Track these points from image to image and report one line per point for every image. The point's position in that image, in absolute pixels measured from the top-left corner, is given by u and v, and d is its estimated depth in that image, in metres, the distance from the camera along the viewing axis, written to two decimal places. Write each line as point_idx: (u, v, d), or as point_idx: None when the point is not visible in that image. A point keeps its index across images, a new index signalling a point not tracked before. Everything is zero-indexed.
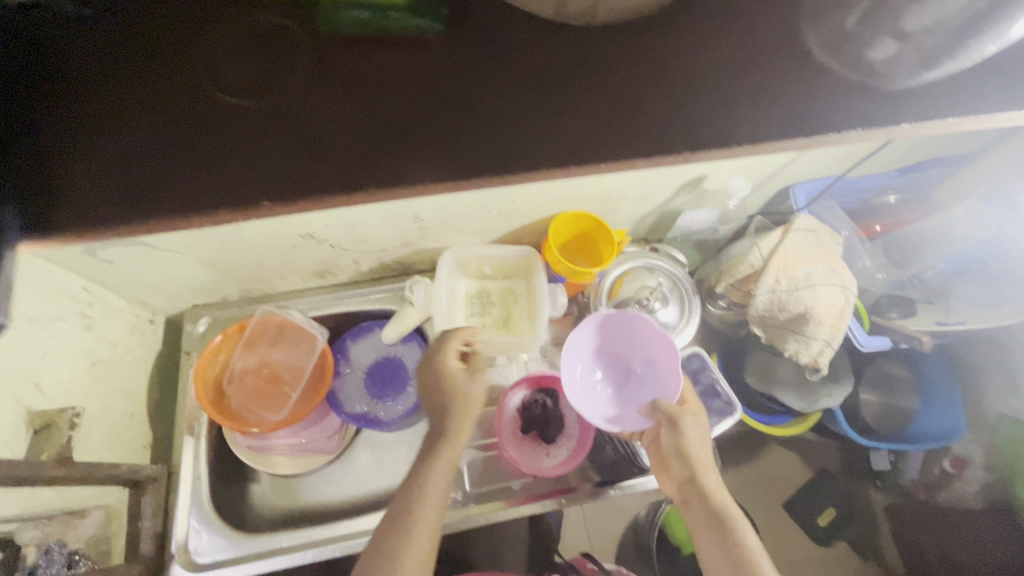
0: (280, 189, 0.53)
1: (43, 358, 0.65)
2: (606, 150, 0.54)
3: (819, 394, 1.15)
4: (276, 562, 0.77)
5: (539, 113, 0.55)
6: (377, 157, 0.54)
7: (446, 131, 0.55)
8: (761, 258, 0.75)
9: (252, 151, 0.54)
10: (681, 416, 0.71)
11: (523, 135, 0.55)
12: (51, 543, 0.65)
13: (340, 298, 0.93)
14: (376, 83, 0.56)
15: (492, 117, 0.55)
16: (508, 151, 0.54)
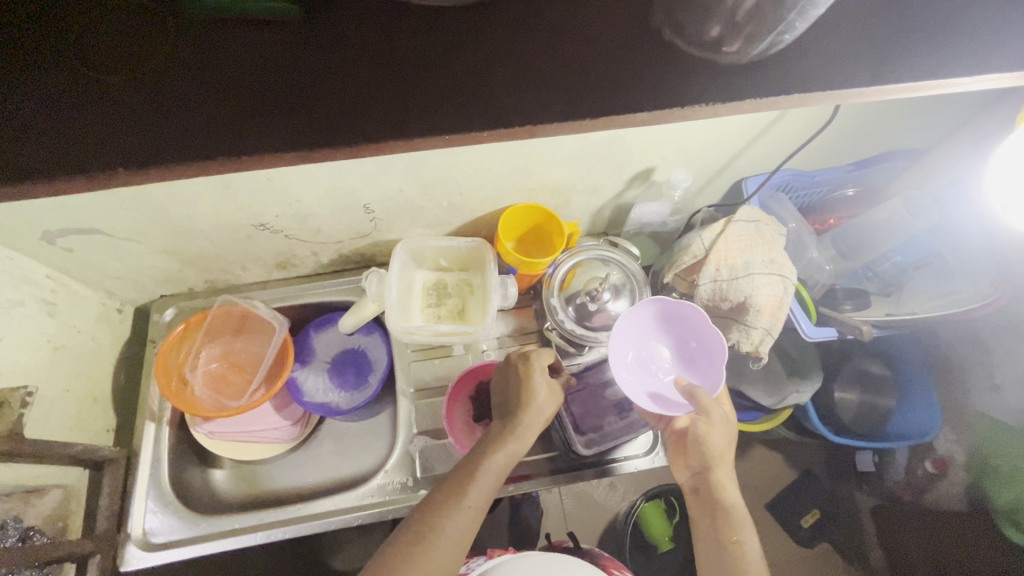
0: (189, 148, 0.38)
1: (1, 339, 0.68)
2: (570, 110, 0.39)
3: (786, 391, 1.14)
4: (230, 542, 0.79)
5: (477, 66, 0.41)
6: (273, 120, 0.39)
7: (366, 86, 0.40)
8: (703, 248, 0.76)
9: (157, 110, 0.40)
10: (714, 409, 0.67)
11: (462, 93, 0.40)
12: (8, 518, 0.68)
13: (302, 290, 0.95)
14: (283, 56, 0.41)
15: (412, 74, 0.40)
16: (441, 112, 0.39)
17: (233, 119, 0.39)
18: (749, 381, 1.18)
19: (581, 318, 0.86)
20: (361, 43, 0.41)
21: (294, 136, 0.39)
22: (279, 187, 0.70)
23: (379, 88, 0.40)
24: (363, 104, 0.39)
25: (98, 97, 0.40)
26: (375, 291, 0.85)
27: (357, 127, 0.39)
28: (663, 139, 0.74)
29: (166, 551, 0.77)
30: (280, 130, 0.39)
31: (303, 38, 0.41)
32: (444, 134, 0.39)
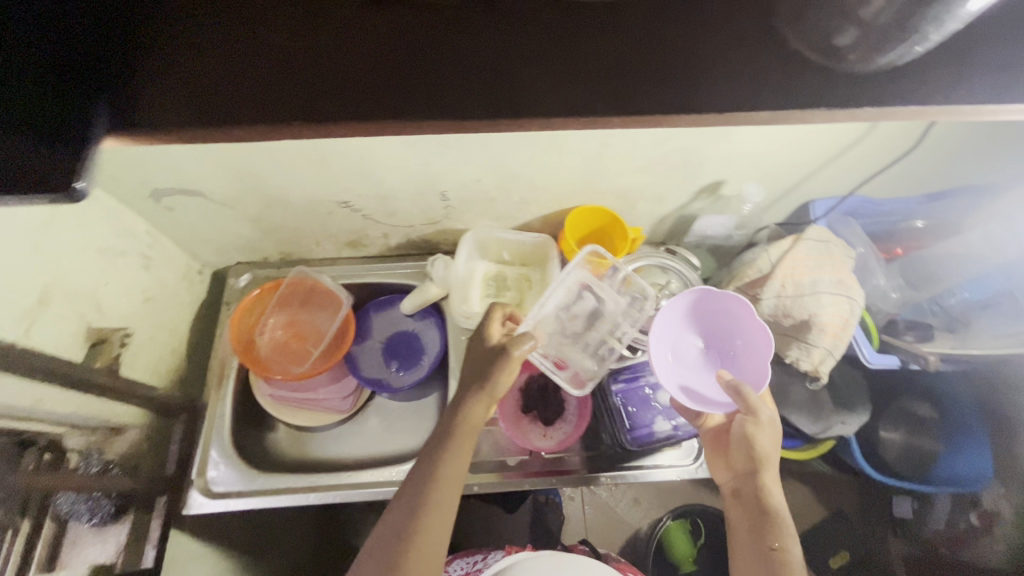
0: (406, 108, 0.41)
1: (107, 284, 0.74)
2: (673, 97, 0.41)
3: (833, 421, 1.13)
4: (283, 499, 0.83)
5: (570, 49, 0.43)
6: (378, 88, 0.41)
7: (464, 60, 0.42)
8: (770, 263, 0.77)
9: (280, 64, 0.41)
10: (761, 409, 0.68)
11: (557, 73, 0.42)
12: (91, 451, 0.72)
13: (366, 270, 1.00)
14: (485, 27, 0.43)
15: (508, 51, 0.42)
16: (540, 90, 0.41)
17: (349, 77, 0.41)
18: (793, 408, 1.14)
19: (637, 322, 0.87)
20: (456, 14, 0.43)
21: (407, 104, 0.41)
22: (368, 166, 0.74)
23: (478, 61, 0.42)
24: (467, 75, 0.42)
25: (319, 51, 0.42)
26: (442, 274, 0.91)
27: (461, 99, 0.41)
28: (740, 153, 0.75)
29: (225, 500, 0.81)
30: (387, 96, 0.41)
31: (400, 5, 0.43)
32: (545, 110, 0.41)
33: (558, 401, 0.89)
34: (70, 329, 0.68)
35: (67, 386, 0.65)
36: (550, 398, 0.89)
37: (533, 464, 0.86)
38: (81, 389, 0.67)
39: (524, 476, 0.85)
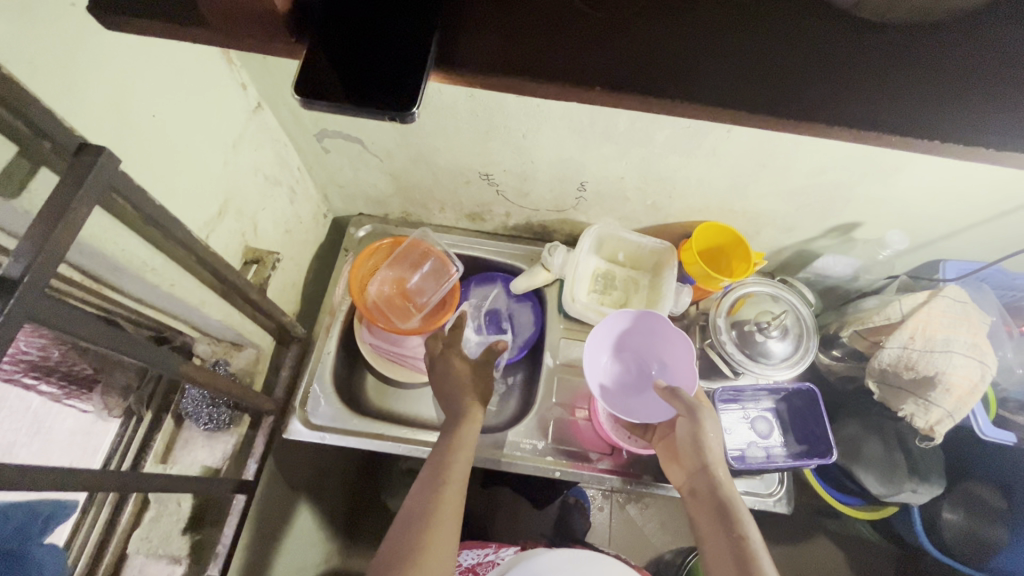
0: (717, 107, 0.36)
1: (264, 210, 0.78)
2: (928, 103, 0.35)
3: (903, 486, 1.03)
4: (375, 444, 0.85)
5: (838, 33, 0.36)
6: (669, 66, 0.35)
7: (739, 43, 0.36)
8: (901, 313, 0.77)
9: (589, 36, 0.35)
10: (699, 406, 0.72)
11: (828, 64, 0.36)
12: (218, 360, 0.80)
13: (478, 243, 1.02)
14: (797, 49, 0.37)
15: (766, 35, 0.37)
16: (791, 68, 0.36)
17: (612, 26, 0.36)
18: (862, 464, 1.06)
19: (743, 345, 0.87)
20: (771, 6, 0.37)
21: (679, 84, 0.35)
22: (526, 144, 0.77)
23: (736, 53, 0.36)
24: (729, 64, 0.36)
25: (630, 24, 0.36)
26: (561, 262, 0.92)
27: (736, 78, 0.35)
28: (895, 195, 0.75)
29: (322, 433, 0.84)
30: (674, 80, 0.35)
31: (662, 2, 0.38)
32: (815, 103, 0.35)
33: None
34: (233, 246, 0.73)
35: (226, 295, 0.69)
36: None
37: (614, 464, 0.86)
38: (234, 301, 0.71)
39: (607, 472, 0.85)
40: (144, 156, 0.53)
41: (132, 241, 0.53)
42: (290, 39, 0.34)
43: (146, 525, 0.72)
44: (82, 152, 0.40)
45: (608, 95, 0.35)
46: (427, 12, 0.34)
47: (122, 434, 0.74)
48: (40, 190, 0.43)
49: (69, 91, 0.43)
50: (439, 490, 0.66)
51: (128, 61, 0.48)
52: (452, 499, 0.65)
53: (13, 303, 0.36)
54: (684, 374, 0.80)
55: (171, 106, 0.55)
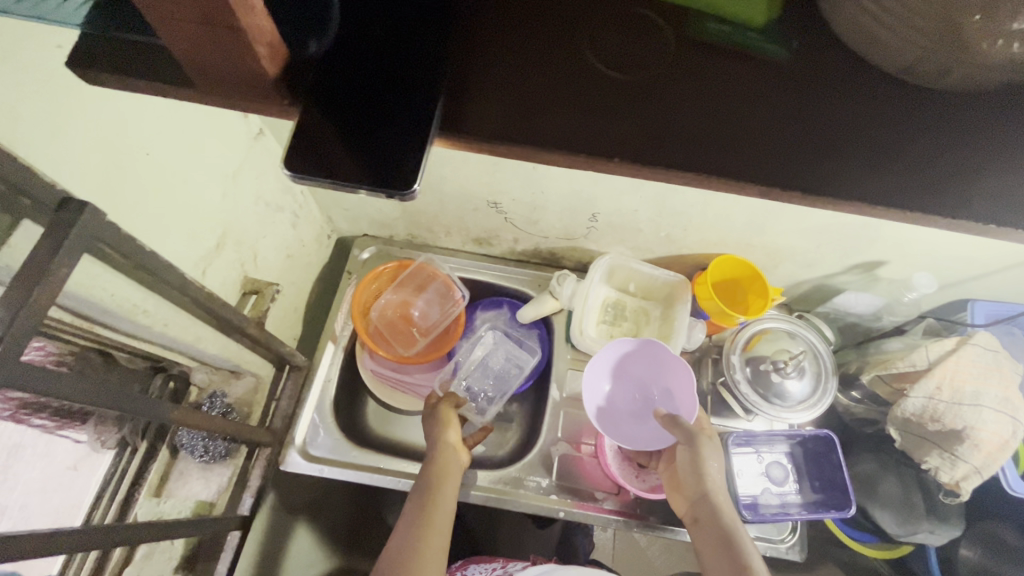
0: (744, 184, 0.32)
1: (264, 237, 0.76)
2: (955, 189, 0.34)
3: (920, 526, 0.89)
4: (375, 478, 0.82)
5: (877, 102, 0.35)
6: (697, 136, 0.33)
7: (772, 113, 0.34)
8: (927, 361, 0.73)
9: (604, 101, 0.33)
10: (696, 433, 0.70)
11: (860, 137, 0.34)
12: (214, 392, 0.78)
13: (485, 268, 0.99)
14: (829, 125, 0.34)
15: (803, 102, 0.34)
16: (823, 142, 0.33)
17: (637, 93, 0.33)
18: (878, 503, 0.92)
19: (757, 385, 0.83)
20: (803, 75, 0.35)
21: (700, 153, 0.32)
22: (536, 176, 0.73)
23: (761, 127, 0.33)
24: (754, 136, 0.33)
25: (652, 88, 0.33)
26: (571, 291, 0.89)
27: (768, 150, 0.33)
28: (921, 239, 0.71)
29: (321, 465, 0.82)
30: (701, 149, 0.32)
31: (693, 53, 0.35)
32: (848, 180, 0.33)
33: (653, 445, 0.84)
34: (232, 277, 0.70)
35: (223, 330, 0.67)
36: None
37: (619, 503, 0.83)
38: (232, 334, 0.69)
39: (611, 513, 0.82)
40: (138, 196, 0.51)
41: (121, 284, 0.51)
42: (284, 102, 0.31)
43: (138, 562, 0.68)
44: (65, 206, 0.38)
45: (630, 168, 0.32)
46: (435, 75, 0.32)
47: (117, 465, 0.71)
48: (22, 243, 0.40)
49: (50, 138, 0.41)
50: (431, 506, 0.64)
51: (118, 100, 0.46)
52: (447, 500, 0.65)
53: None
54: (685, 401, 0.76)
55: (166, 140, 0.52)
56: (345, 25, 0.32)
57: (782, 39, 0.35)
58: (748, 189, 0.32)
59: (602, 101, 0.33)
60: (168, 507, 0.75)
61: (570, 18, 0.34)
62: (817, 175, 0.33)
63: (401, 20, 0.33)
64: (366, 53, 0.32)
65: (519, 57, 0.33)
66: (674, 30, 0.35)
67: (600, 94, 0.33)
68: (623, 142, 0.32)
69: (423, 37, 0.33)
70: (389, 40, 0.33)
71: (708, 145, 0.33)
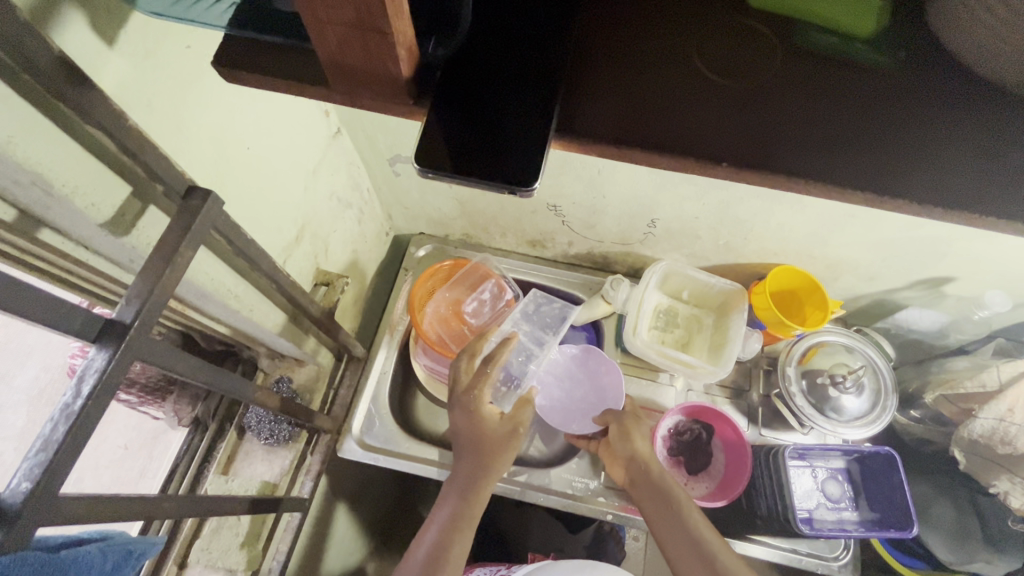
0: (850, 189, 0.33)
1: (335, 232, 0.79)
2: None
3: (976, 556, 0.82)
4: (425, 470, 0.82)
5: (987, 116, 0.35)
6: (804, 142, 0.34)
7: (879, 121, 0.34)
8: (997, 382, 0.71)
9: (711, 106, 0.34)
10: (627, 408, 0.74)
11: (971, 150, 0.34)
12: (281, 377, 0.81)
13: (537, 270, 1.00)
14: (937, 134, 0.34)
15: (911, 111, 0.35)
16: (931, 152, 0.34)
17: (743, 98, 0.34)
18: (930, 527, 0.86)
19: (813, 398, 0.82)
20: (911, 85, 0.35)
21: (808, 158, 0.33)
22: (600, 180, 0.74)
23: (868, 134, 0.34)
24: (861, 142, 0.34)
25: (758, 94, 0.35)
26: (625, 297, 0.89)
27: (874, 158, 0.33)
28: (998, 256, 0.69)
29: (376, 454, 0.83)
30: (808, 155, 0.33)
31: (800, 62, 0.35)
32: (954, 190, 0.33)
33: (706, 453, 0.84)
34: (306, 268, 0.74)
35: (298, 318, 0.70)
36: (700, 448, 0.84)
37: None
38: (305, 321, 0.72)
39: None
40: (239, 186, 0.54)
41: (221, 269, 0.54)
42: (411, 100, 0.34)
43: (206, 536, 0.74)
44: (192, 195, 0.41)
45: (733, 173, 0.33)
46: (548, 83, 0.33)
47: (189, 443, 0.78)
48: (148, 227, 0.44)
49: (177, 131, 0.44)
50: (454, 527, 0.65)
51: (232, 97, 0.49)
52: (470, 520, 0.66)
53: (122, 347, 0.36)
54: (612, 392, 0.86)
55: (263, 137, 0.56)
56: (470, 31, 0.35)
57: (885, 52, 0.36)
58: (855, 196, 0.33)
59: (708, 107, 0.34)
60: (237, 486, 0.77)
61: (676, 30, 0.36)
62: (926, 183, 0.33)
63: (513, 32, 0.35)
64: (487, 57, 0.34)
65: (629, 65, 0.35)
66: (777, 42, 0.36)
67: (708, 99, 0.34)
68: (731, 146, 0.33)
69: (541, 44, 0.35)
70: (508, 46, 0.35)
71: (815, 150, 0.33)
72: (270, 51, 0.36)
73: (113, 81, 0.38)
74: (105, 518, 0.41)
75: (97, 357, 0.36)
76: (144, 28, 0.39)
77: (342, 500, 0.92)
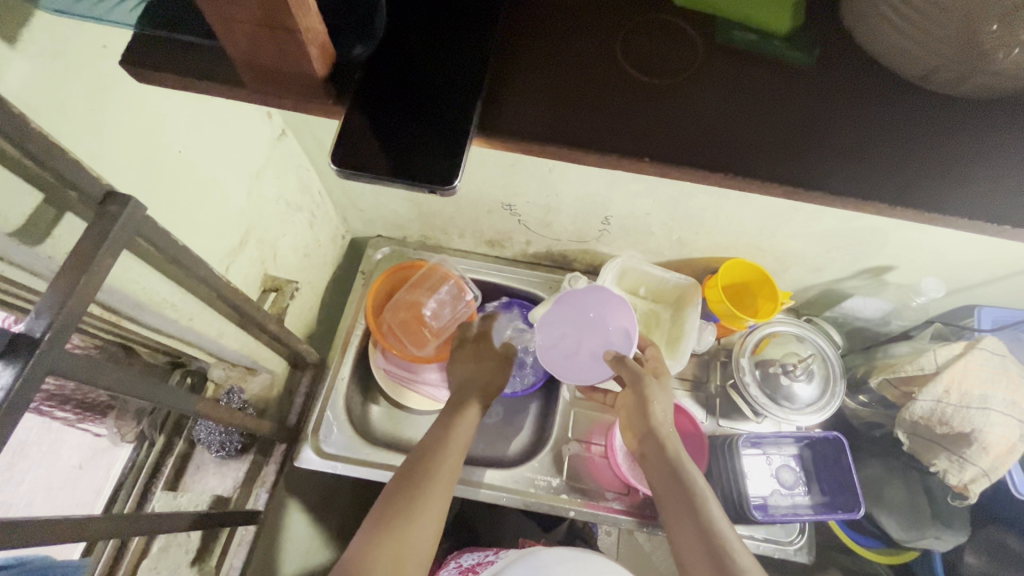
0: (767, 184, 0.34)
1: (284, 236, 0.77)
2: (974, 190, 0.34)
3: (925, 532, 0.85)
4: (386, 475, 0.81)
5: (898, 109, 0.36)
6: (725, 137, 0.34)
7: (796, 116, 0.35)
8: (935, 364, 0.74)
9: (633, 103, 0.35)
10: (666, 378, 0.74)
11: (884, 142, 0.35)
12: (232, 387, 0.79)
13: (496, 270, 1.00)
14: (849, 127, 0.35)
15: (823, 105, 0.36)
16: (847, 145, 0.35)
17: (664, 93, 0.35)
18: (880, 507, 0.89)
19: (766, 387, 0.84)
20: (824, 80, 0.36)
21: (727, 153, 0.34)
22: (552, 178, 0.75)
23: (784, 127, 0.35)
24: (780, 138, 0.35)
25: (678, 89, 0.35)
26: None
27: (791, 151, 0.34)
28: (931, 245, 0.72)
29: (333, 462, 0.81)
30: (728, 150, 0.34)
31: (719, 59, 0.36)
32: (868, 182, 0.34)
33: None
34: (253, 273, 0.72)
35: (245, 325, 0.68)
36: None
37: (626, 504, 0.82)
38: (253, 329, 0.70)
39: (622, 513, 0.81)
40: (172, 191, 0.53)
41: (152, 277, 0.52)
42: (329, 100, 0.33)
43: (155, 555, 0.70)
44: (109, 200, 0.39)
45: (660, 168, 0.34)
46: (472, 83, 0.33)
47: (134, 459, 0.76)
48: (65, 236, 0.42)
49: (94, 135, 0.42)
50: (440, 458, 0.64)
51: (159, 96, 0.48)
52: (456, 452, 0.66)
53: (31, 364, 0.35)
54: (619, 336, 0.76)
55: (196, 140, 0.54)
56: (392, 30, 0.35)
57: (799, 48, 0.37)
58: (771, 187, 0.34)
59: (631, 102, 0.34)
60: (186, 502, 0.74)
61: (599, 27, 0.36)
62: (839, 176, 0.34)
63: (437, 33, 0.35)
64: (410, 54, 0.34)
65: (553, 61, 0.35)
66: (696, 39, 0.37)
67: (632, 93, 0.35)
68: (654, 141, 0.34)
69: (465, 43, 0.35)
70: (431, 45, 0.34)
71: (734, 145, 0.34)
72: (182, 50, 0.35)
73: (16, 82, 0.36)
74: (22, 544, 0.39)
75: (3, 374, 0.34)
76: (50, 25, 0.37)
77: (302, 511, 0.90)
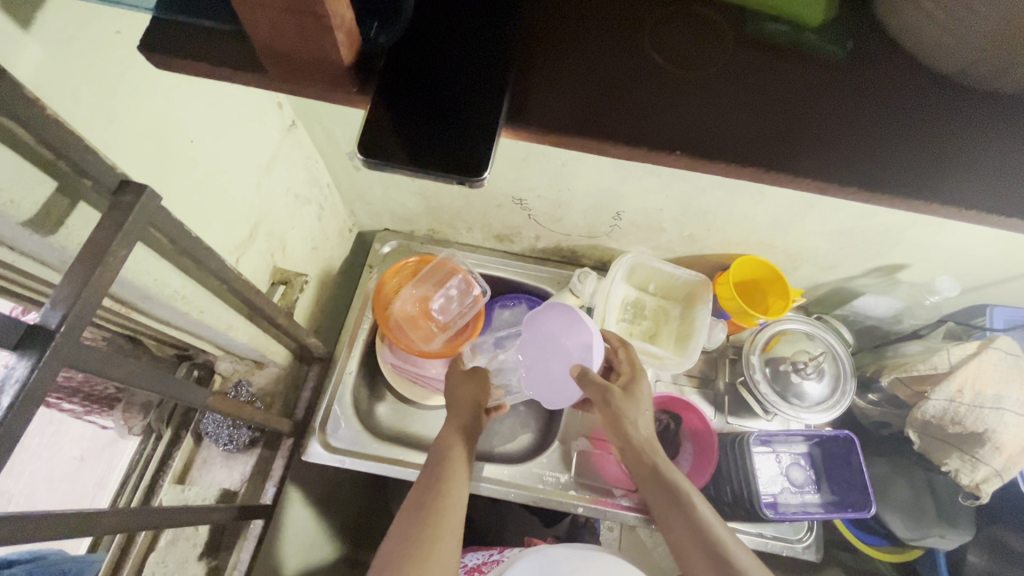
0: (798, 179, 0.33)
1: (292, 229, 0.77)
2: (1009, 187, 0.34)
3: (930, 530, 0.84)
4: (394, 471, 0.80)
5: (933, 103, 0.35)
6: (756, 131, 0.33)
7: (828, 109, 0.34)
8: (948, 364, 0.73)
9: (663, 95, 0.34)
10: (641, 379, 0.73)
11: (918, 137, 0.34)
12: (240, 381, 0.79)
13: (505, 264, 0.99)
14: (881, 121, 0.34)
15: (856, 98, 0.35)
16: (881, 140, 0.34)
17: (694, 85, 0.34)
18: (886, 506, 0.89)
19: (776, 385, 0.84)
20: (856, 74, 0.35)
21: (760, 147, 0.33)
22: (564, 173, 0.74)
23: (817, 122, 0.34)
24: (812, 132, 0.34)
25: (709, 81, 0.34)
26: (592, 290, 0.90)
27: (825, 144, 0.34)
28: (946, 243, 0.72)
29: (341, 456, 0.80)
30: (760, 143, 0.33)
31: (749, 51, 0.35)
32: (902, 178, 0.33)
33: (675, 444, 0.83)
34: (262, 266, 0.71)
35: (254, 318, 0.67)
36: (670, 439, 0.84)
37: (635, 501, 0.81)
38: (262, 322, 0.69)
39: (630, 510, 0.80)
40: (183, 182, 0.52)
41: (163, 269, 0.51)
42: (355, 89, 0.32)
43: (162, 548, 0.71)
44: (124, 189, 0.39)
45: (689, 162, 0.33)
46: (500, 73, 0.33)
47: (140, 453, 0.76)
48: (77, 225, 0.41)
49: (107, 123, 0.41)
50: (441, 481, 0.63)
51: (172, 85, 0.47)
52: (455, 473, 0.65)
53: (47, 356, 0.34)
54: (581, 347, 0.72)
55: (208, 130, 0.53)
56: (417, 17, 0.34)
57: (830, 39, 0.36)
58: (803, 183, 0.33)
59: (660, 94, 0.34)
60: (194, 495, 0.74)
61: (628, 16, 0.35)
62: (871, 171, 0.33)
63: (462, 21, 0.34)
64: (436, 43, 0.33)
65: (581, 51, 0.34)
66: (725, 30, 0.36)
67: (661, 86, 0.34)
68: (686, 135, 0.33)
69: (491, 33, 0.34)
70: (456, 33, 0.34)
71: (767, 140, 0.33)
72: (200, 35, 0.34)
73: (30, 67, 0.35)
74: (34, 538, 0.38)
75: (19, 366, 0.34)
76: (64, 10, 0.36)
77: (308, 505, 0.89)
